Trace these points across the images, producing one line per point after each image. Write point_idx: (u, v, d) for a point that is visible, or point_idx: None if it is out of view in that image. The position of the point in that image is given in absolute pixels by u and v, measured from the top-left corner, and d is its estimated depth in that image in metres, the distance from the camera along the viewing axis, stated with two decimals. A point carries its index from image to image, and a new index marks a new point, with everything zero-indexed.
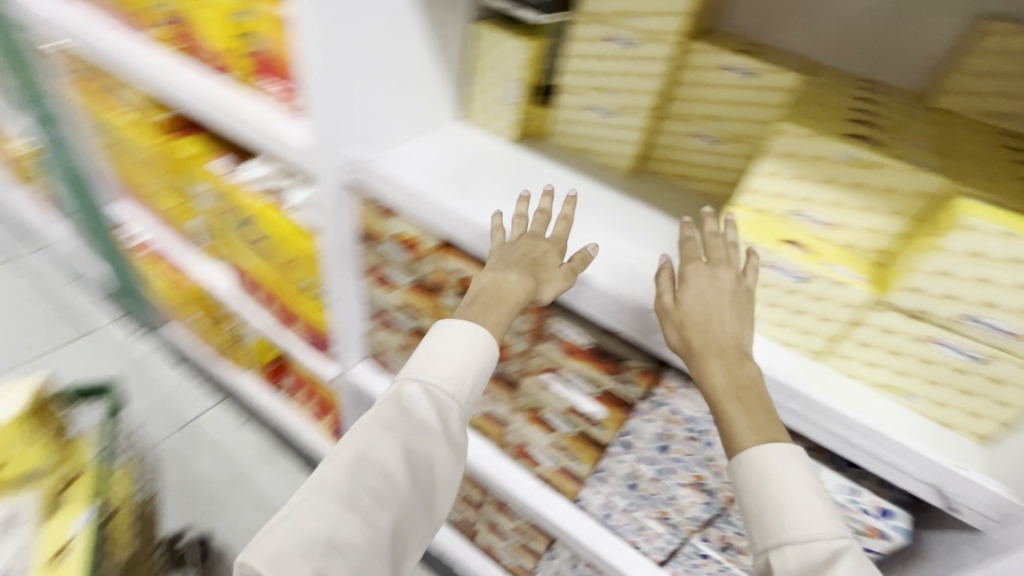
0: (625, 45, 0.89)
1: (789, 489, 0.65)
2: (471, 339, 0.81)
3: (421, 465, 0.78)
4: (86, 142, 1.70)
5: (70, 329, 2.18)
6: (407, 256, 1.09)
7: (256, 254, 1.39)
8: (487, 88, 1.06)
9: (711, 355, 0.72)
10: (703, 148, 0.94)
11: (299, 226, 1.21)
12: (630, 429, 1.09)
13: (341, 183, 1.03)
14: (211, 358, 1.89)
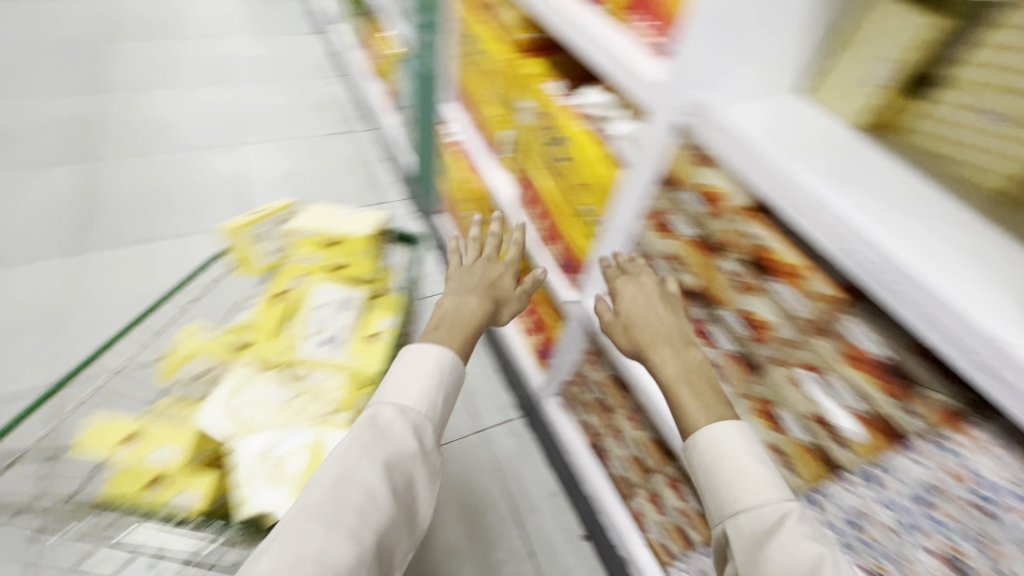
0: (987, 118, 0.56)
1: (738, 468, 0.70)
2: (430, 364, 0.82)
3: (399, 479, 0.74)
4: (447, 50, 1.57)
5: (370, 197, 2.29)
6: (702, 213, 0.82)
7: (552, 171, 1.17)
8: (852, 63, 0.66)
9: (637, 339, 0.89)
10: (982, 131, 0.57)
11: (597, 146, 0.99)
12: (821, 485, 0.77)
13: (671, 123, 0.80)
14: (460, 252, 1.83)
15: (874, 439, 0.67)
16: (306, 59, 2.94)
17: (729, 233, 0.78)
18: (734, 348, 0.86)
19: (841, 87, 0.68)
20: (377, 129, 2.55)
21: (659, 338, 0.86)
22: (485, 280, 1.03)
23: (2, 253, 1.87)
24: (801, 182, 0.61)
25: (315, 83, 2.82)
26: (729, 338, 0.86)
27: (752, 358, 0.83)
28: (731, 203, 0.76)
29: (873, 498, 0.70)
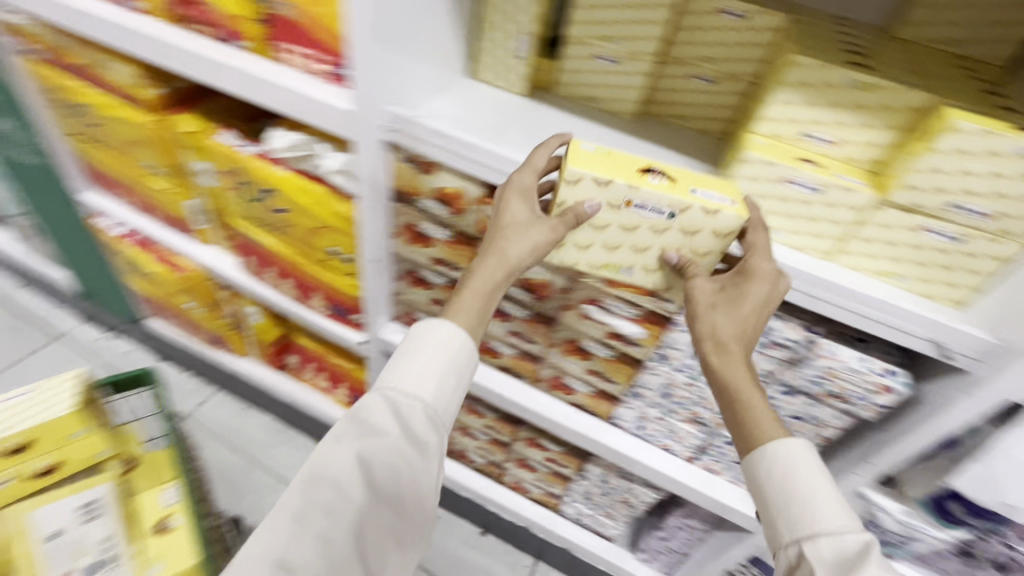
0: (612, 62, 0.91)
1: (814, 485, 0.61)
2: (435, 337, 0.73)
3: (380, 474, 0.70)
4: (54, 133, 1.20)
5: (35, 337, 1.71)
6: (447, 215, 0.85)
7: (275, 229, 1.03)
8: (497, 44, 0.92)
9: (728, 325, 0.67)
10: (607, 68, 0.92)
11: (310, 183, 0.91)
12: (640, 382, 0.93)
13: (378, 144, 0.79)
14: (206, 346, 1.57)
15: (652, 334, 0.84)
16: None
17: (483, 222, 0.83)
18: (524, 313, 0.95)
19: (504, 71, 0.94)
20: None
21: (743, 340, 0.67)
22: (501, 211, 0.71)
23: None
24: (492, 156, 0.73)
25: None
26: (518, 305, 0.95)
27: (542, 311, 0.93)
28: (466, 197, 0.81)
29: (678, 359, 0.85)
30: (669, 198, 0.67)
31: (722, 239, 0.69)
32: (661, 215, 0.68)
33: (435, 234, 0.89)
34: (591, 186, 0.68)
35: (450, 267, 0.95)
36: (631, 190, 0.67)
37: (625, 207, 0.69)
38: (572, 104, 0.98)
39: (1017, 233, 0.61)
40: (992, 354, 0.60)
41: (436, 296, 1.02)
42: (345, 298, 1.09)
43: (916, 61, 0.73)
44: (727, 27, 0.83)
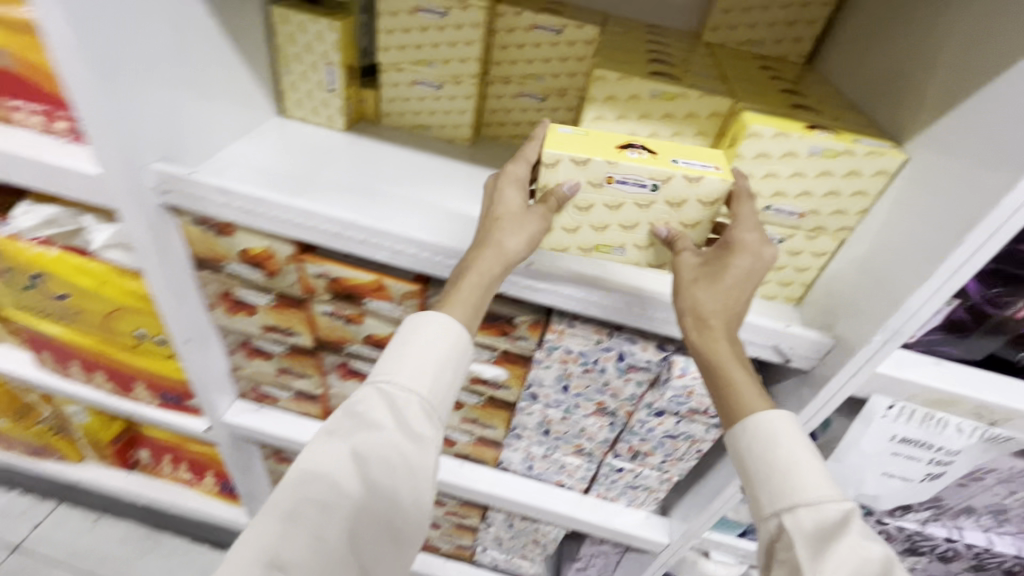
0: (434, 87, 0.85)
1: (801, 456, 0.51)
2: (427, 330, 0.58)
3: (376, 472, 0.55)
4: None
5: None
6: (262, 278, 0.73)
7: (63, 318, 0.85)
8: (300, 79, 0.82)
9: (722, 303, 0.54)
10: (430, 94, 0.85)
11: (85, 261, 0.75)
12: (517, 423, 0.86)
13: (152, 209, 0.65)
14: (28, 458, 1.30)
15: (515, 374, 0.78)
16: None
17: (304, 281, 0.72)
18: None
19: (318, 106, 0.84)
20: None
21: (731, 320, 0.55)
22: (492, 204, 0.59)
23: None
24: (283, 207, 0.62)
25: None
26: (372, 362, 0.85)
27: None
28: (275, 256, 0.69)
29: (547, 395, 0.79)
30: (650, 168, 0.55)
31: (709, 208, 0.57)
32: (644, 188, 0.56)
33: (255, 300, 0.77)
34: (571, 167, 0.56)
35: (283, 333, 0.82)
36: (610, 165, 0.55)
37: (603, 184, 0.57)
38: (404, 135, 0.90)
39: (831, 228, 0.61)
40: (828, 352, 0.59)
41: (281, 364, 0.89)
42: (167, 382, 0.92)
43: (721, 65, 0.73)
44: (545, 42, 0.81)
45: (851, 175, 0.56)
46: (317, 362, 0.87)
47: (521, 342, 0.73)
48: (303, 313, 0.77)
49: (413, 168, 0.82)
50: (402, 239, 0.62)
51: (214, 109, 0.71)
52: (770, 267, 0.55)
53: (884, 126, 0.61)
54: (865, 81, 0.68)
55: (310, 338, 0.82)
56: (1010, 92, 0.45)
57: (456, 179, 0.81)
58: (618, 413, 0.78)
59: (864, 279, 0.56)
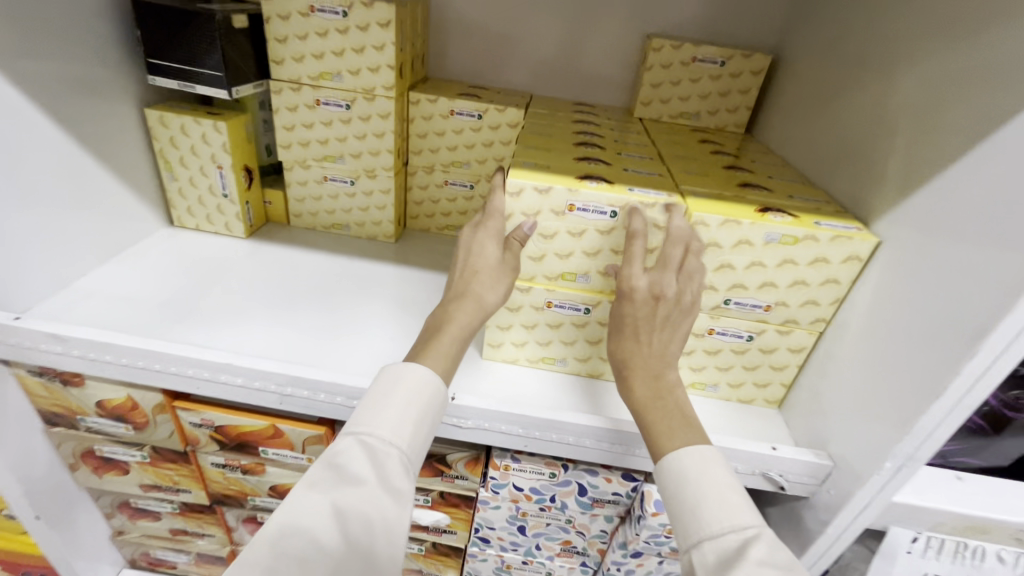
0: (346, 182, 0.75)
1: (715, 487, 0.37)
2: (413, 372, 0.42)
3: (360, 542, 0.36)
4: None
5: None
6: (129, 433, 0.59)
7: None
8: (189, 184, 0.72)
9: (637, 348, 0.46)
10: (342, 191, 0.76)
11: None
12: (469, 571, 0.71)
13: None
14: None
15: (459, 517, 0.64)
16: None
17: (182, 432, 0.58)
18: None
19: (212, 213, 0.74)
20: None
21: (656, 366, 0.45)
22: (468, 256, 0.49)
23: None
24: (137, 352, 0.50)
25: None
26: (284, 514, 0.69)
27: None
28: (144, 406, 0.56)
29: (504, 538, 0.65)
30: (608, 194, 0.47)
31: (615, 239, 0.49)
32: (604, 217, 0.48)
33: (127, 455, 0.62)
34: (535, 197, 0.48)
35: (170, 492, 0.66)
36: (571, 192, 0.47)
37: (561, 215, 0.48)
38: (318, 236, 0.79)
39: (806, 320, 0.52)
40: (828, 476, 0.48)
41: (173, 525, 0.72)
42: (16, 561, 0.73)
43: (659, 142, 0.66)
44: (466, 128, 0.73)
45: (818, 263, 0.48)
46: (219, 519, 0.70)
47: (460, 481, 0.59)
48: (191, 468, 0.62)
49: (326, 273, 0.71)
50: (289, 381, 0.50)
51: (70, 231, 0.60)
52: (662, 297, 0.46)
53: (844, 200, 0.54)
54: (814, 152, 0.61)
55: (203, 494, 0.66)
56: (989, 165, 0.38)
57: (375, 284, 0.70)
58: (590, 552, 0.64)
59: (856, 386, 0.46)
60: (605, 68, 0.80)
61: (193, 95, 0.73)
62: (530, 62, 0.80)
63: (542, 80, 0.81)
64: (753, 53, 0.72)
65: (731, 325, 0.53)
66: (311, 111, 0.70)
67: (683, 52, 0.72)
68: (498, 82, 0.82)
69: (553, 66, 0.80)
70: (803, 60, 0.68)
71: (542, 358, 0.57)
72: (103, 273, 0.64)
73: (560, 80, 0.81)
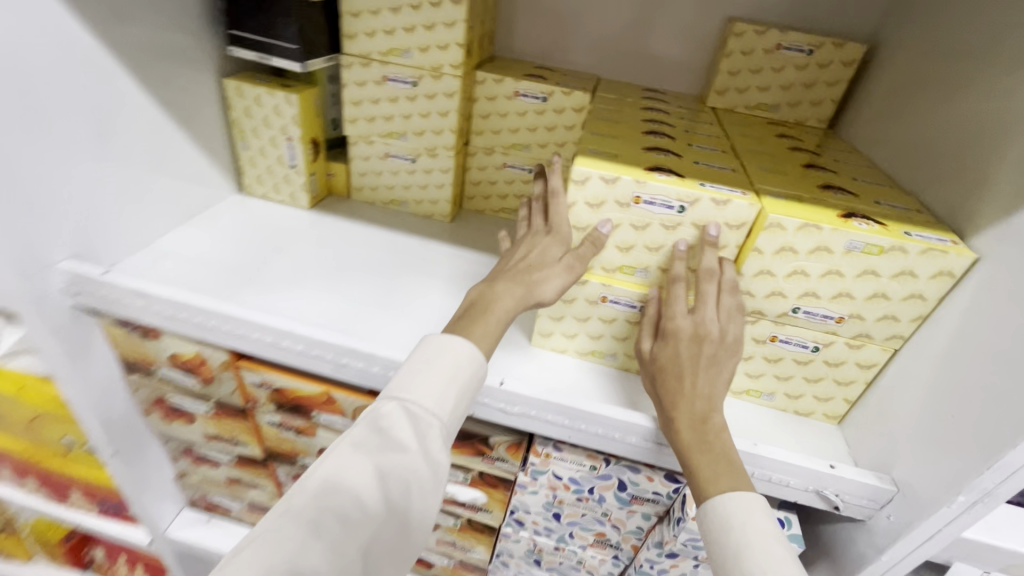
0: (407, 160, 0.76)
1: (757, 537, 0.37)
2: (459, 348, 0.42)
3: (398, 502, 0.38)
4: None
5: None
6: (197, 386, 0.63)
7: None
8: (260, 154, 0.75)
9: (681, 394, 0.44)
10: (403, 168, 0.77)
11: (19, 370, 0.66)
12: (501, 549, 0.72)
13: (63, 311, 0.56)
14: None
15: (495, 498, 0.64)
16: None
17: (243, 390, 0.62)
18: None
19: (280, 184, 0.77)
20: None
21: (700, 408, 0.44)
22: (530, 252, 0.50)
23: None
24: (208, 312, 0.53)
25: None
26: None
27: None
28: (212, 362, 0.59)
29: (537, 522, 0.65)
30: (677, 189, 0.45)
31: (672, 232, 0.47)
32: (670, 211, 0.46)
33: (193, 406, 0.67)
34: (601, 187, 0.47)
35: (229, 443, 0.71)
36: (638, 184, 0.45)
37: (624, 207, 0.47)
38: (377, 211, 0.80)
39: (880, 336, 0.48)
40: (890, 502, 0.45)
41: (229, 472, 0.77)
42: (92, 486, 0.80)
43: (731, 135, 0.63)
44: (530, 111, 0.72)
45: (903, 277, 0.45)
46: (269, 472, 0.75)
47: (499, 464, 0.60)
48: (248, 423, 0.67)
49: (384, 248, 0.72)
50: (346, 351, 0.52)
51: (153, 193, 0.63)
52: (713, 341, 0.45)
53: (938, 209, 0.50)
54: (907, 154, 0.57)
55: (258, 449, 0.70)
56: None
57: (429, 263, 0.71)
58: (623, 545, 0.64)
59: (931, 412, 0.43)
60: (679, 54, 0.76)
61: (268, 66, 0.75)
62: (600, 45, 0.78)
63: (612, 64, 0.78)
64: (846, 42, 0.67)
65: (797, 333, 0.50)
66: (378, 88, 0.71)
67: (766, 38, 0.67)
68: (565, 65, 0.80)
69: (625, 50, 0.77)
70: (903, 52, 0.62)
71: (591, 351, 0.56)
72: (179, 234, 0.68)
73: (630, 64, 0.78)
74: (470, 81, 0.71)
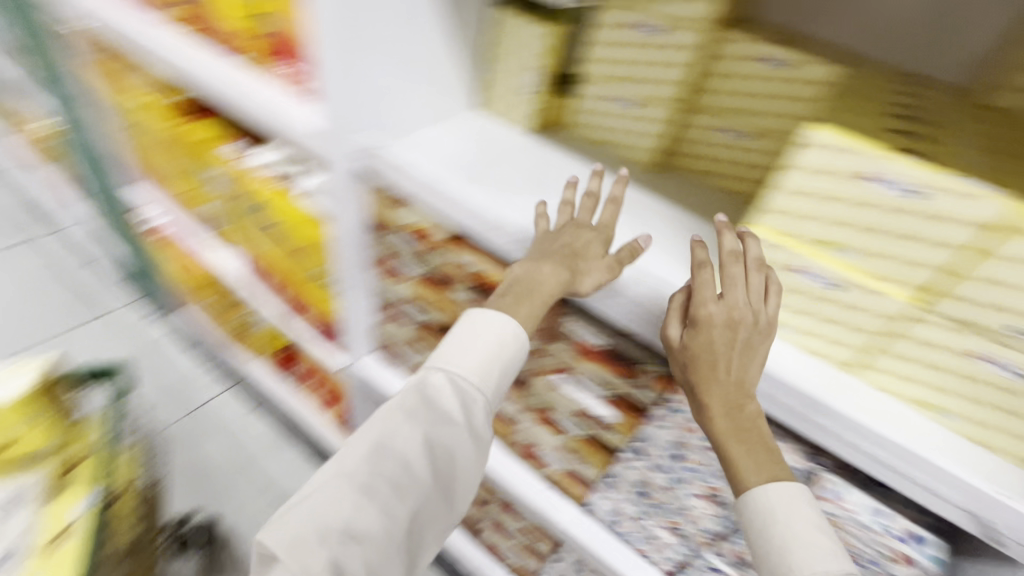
0: (626, 106, 0.81)
1: (802, 528, 0.49)
2: (502, 330, 0.62)
3: (443, 454, 0.62)
4: (112, 122, 1.33)
5: (83, 313, 1.82)
6: (419, 253, 0.79)
7: (271, 242, 1.03)
8: (503, 77, 0.86)
9: (713, 378, 0.53)
10: (620, 112, 0.82)
11: (304, 208, 0.88)
12: (613, 470, 0.80)
13: (350, 169, 0.74)
14: (224, 344, 1.58)
15: (625, 420, 0.72)
16: None
17: (450, 265, 0.76)
18: None
19: (510, 105, 0.87)
20: (63, 230, 2.05)
21: (732, 394, 0.53)
22: (571, 242, 0.62)
23: None
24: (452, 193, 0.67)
25: None
26: None
27: None
28: (437, 235, 0.75)
29: (657, 456, 0.72)
30: (918, 172, 0.44)
31: (895, 218, 0.46)
32: (900, 195, 0.45)
33: (409, 270, 0.84)
34: (831, 155, 0.47)
35: (422, 308, 0.88)
36: (875, 160, 0.45)
37: (855, 181, 0.47)
38: (585, 147, 0.88)
39: None
40: None
41: (413, 332, 0.95)
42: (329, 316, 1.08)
43: (1003, 138, 0.56)
44: (764, 77, 0.70)
45: None
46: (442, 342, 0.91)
47: (641, 391, 0.68)
48: (442, 294, 0.82)
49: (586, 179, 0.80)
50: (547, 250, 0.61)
51: None
52: (757, 329, 0.52)
53: None
54: None
55: (444, 319, 0.86)
56: None
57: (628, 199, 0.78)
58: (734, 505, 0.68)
59: None
60: (968, 39, 0.67)
61: None
62: (867, 18, 0.71)
63: (875, 40, 0.71)
64: None
65: (1012, 360, 0.46)
66: (621, 33, 0.76)
67: None
68: (816, 35, 0.74)
69: (898, 26, 0.70)
70: None
71: None
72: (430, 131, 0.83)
73: (898, 44, 0.70)
74: (710, 37, 0.71)
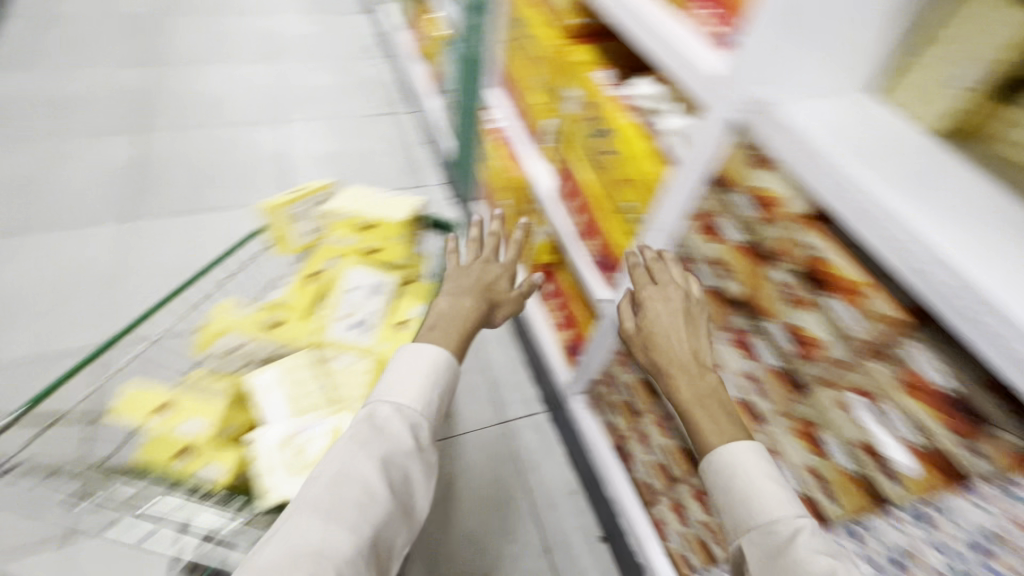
0: None
1: (756, 479, 0.69)
2: (429, 355, 0.81)
3: (397, 473, 0.74)
4: (500, 32, 1.58)
5: (411, 180, 2.31)
6: (753, 219, 0.78)
7: (596, 168, 1.13)
8: (920, 65, 0.64)
9: (674, 355, 0.82)
10: None
11: (652, 145, 0.93)
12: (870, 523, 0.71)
13: (731, 116, 0.75)
14: (498, 242, 1.83)
15: (928, 479, 0.62)
16: (388, 53, 2.92)
17: (784, 241, 0.73)
18: (772, 360, 0.82)
19: (926, 95, 0.64)
20: (419, 113, 2.56)
21: (685, 359, 0.81)
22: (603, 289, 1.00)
23: (152, 199, 2.06)
24: (840, 169, 0.61)
25: (361, 63, 2.83)
26: (770, 349, 0.82)
27: (795, 372, 0.78)
28: (788, 207, 0.72)
29: (952, 535, 0.59)
30: None
31: None
32: None
33: (729, 233, 0.83)
34: None
35: (722, 274, 0.87)
36: None
37: None
38: None
39: None
40: None
41: None
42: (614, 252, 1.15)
43: None
44: None
45: None
46: (725, 314, 0.90)
47: (973, 456, 0.57)
48: (756, 267, 0.80)
49: None
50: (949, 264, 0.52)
51: None
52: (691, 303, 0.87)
53: None
54: None
55: (742, 293, 0.84)
56: None
57: None
58: None
59: None
60: None
61: None
62: None
63: None
64: None
65: None
66: None
67: None
68: None
69: None
70: None
71: None
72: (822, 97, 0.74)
73: None
74: None
